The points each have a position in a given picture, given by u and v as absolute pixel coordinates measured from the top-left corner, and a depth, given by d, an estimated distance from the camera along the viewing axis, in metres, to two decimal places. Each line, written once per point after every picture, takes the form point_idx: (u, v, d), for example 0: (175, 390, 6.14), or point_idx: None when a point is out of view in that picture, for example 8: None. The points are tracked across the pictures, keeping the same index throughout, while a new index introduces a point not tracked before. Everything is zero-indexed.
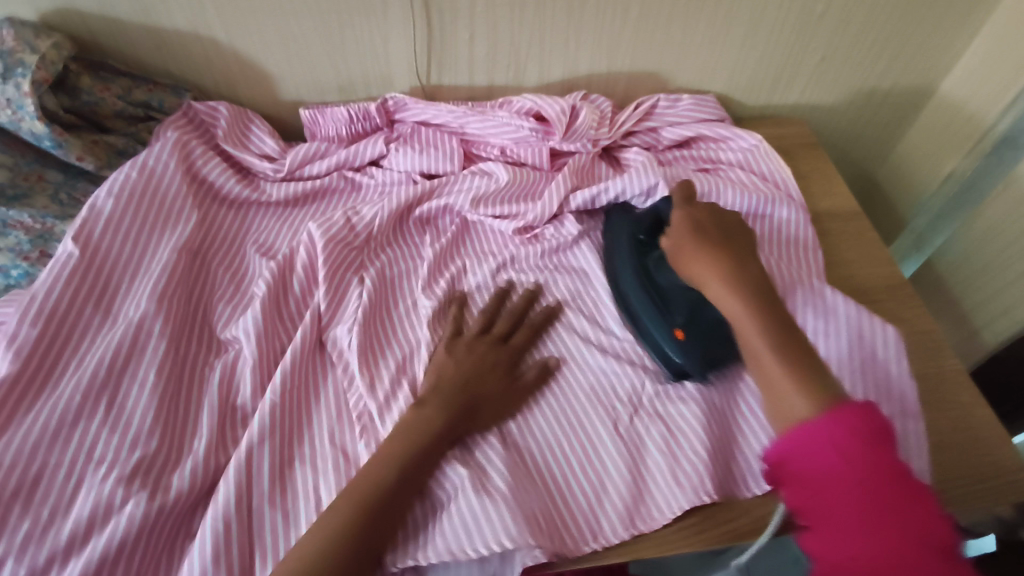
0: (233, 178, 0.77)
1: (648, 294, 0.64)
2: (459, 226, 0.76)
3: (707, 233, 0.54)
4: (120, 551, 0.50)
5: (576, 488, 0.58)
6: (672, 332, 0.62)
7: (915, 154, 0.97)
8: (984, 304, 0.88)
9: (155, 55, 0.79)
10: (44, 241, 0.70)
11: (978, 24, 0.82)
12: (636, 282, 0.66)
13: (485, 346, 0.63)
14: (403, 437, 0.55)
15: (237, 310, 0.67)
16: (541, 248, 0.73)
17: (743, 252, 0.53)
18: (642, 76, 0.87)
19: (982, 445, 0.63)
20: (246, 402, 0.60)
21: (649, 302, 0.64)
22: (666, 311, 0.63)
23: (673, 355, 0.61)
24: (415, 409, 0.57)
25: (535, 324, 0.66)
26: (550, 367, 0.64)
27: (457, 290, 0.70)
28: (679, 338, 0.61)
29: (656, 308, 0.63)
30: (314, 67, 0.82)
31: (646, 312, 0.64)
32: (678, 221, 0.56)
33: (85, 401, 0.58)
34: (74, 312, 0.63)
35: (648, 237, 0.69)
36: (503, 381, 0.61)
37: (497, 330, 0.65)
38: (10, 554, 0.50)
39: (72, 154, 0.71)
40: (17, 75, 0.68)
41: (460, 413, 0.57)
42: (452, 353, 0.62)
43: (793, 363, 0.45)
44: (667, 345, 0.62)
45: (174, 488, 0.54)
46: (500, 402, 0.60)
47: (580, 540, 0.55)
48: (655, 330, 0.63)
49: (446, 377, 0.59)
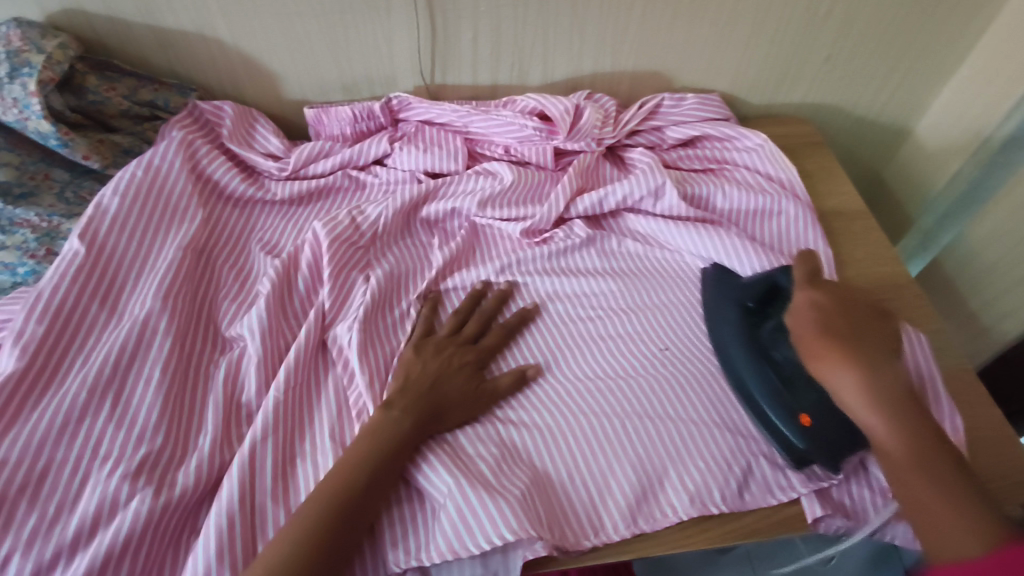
0: (238, 177, 0.77)
1: (767, 374, 0.58)
2: (468, 232, 0.76)
3: (836, 326, 0.53)
4: (126, 547, 0.51)
5: (578, 486, 0.57)
6: (797, 418, 0.56)
7: (922, 153, 0.97)
8: (991, 303, 0.87)
9: (161, 55, 0.79)
10: (51, 239, 0.70)
11: (985, 22, 0.82)
12: (750, 359, 0.59)
13: (453, 347, 0.63)
14: (366, 443, 0.54)
15: (242, 308, 0.68)
16: (546, 250, 0.73)
17: (874, 348, 0.53)
18: (647, 75, 0.87)
19: (989, 445, 0.62)
20: (251, 399, 0.61)
21: (765, 380, 0.58)
22: (791, 394, 0.57)
23: (796, 442, 0.56)
24: (381, 411, 0.57)
25: (510, 326, 0.67)
26: (527, 376, 0.64)
27: (434, 290, 0.71)
28: (805, 424, 0.56)
29: (775, 388, 0.57)
30: (318, 66, 0.82)
31: (762, 393, 0.58)
32: (802, 305, 0.56)
33: (91, 397, 0.58)
34: (80, 309, 0.63)
35: (758, 303, 0.62)
36: (476, 382, 0.61)
37: (466, 332, 0.66)
38: (16, 550, 0.50)
39: (78, 153, 0.72)
40: (23, 75, 0.68)
41: (428, 413, 0.58)
42: (421, 356, 0.62)
43: (939, 478, 0.47)
44: (788, 430, 0.56)
45: (179, 484, 0.54)
46: (465, 401, 0.60)
47: (581, 535, 0.55)
48: (773, 411, 0.57)
49: (411, 380, 0.59)
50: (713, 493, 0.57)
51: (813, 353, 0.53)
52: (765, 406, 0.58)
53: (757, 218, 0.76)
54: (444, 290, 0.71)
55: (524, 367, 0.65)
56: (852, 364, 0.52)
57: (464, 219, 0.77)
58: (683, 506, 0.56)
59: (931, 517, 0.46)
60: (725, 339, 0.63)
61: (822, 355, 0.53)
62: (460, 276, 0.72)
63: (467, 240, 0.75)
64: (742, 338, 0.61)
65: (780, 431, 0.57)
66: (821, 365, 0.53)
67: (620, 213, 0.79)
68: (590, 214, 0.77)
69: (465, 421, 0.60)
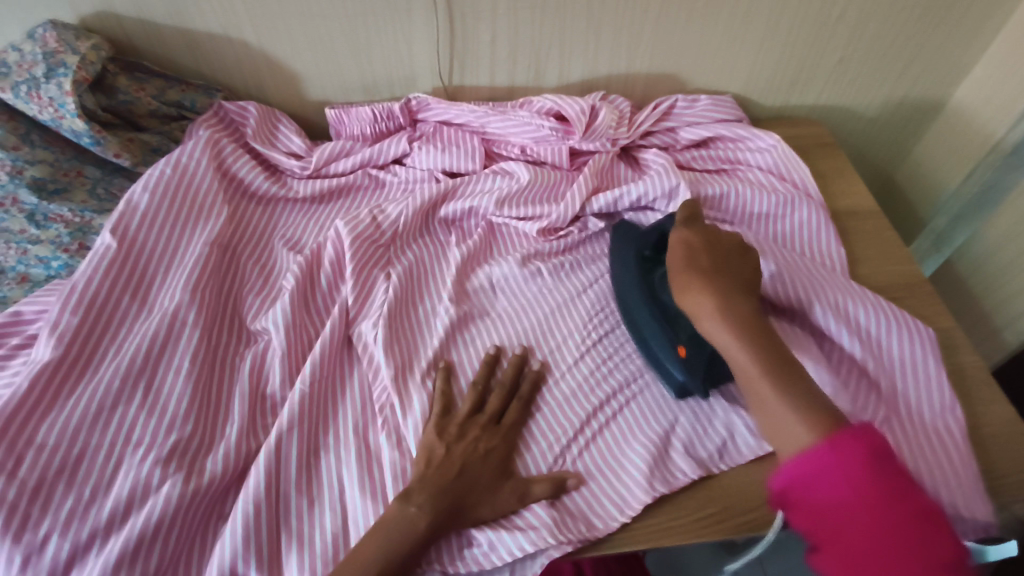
0: (261, 175, 0.79)
1: (652, 311, 0.64)
2: (485, 229, 0.77)
3: (702, 262, 0.59)
4: (157, 530, 0.52)
5: (599, 467, 0.60)
6: (676, 350, 0.62)
7: (935, 155, 0.97)
8: (1004, 303, 0.87)
9: (188, 56, 0.81)
10: (83, 234, 0.73)
11: (996, 27, 0.83)
12: (645, 300, 0.65)
13: (477, 430, 0.59)
14: (378, 534, 0.52)
15: (266, 302, 0.69)
16: (561, 244, 0.75)
17: (733, 287, 0.57)
18: (661, 77, 0.88)
19: (1007, 442, 0.63)
20: (276, 390, 0.62)
21: (651, 318, 0.64)
22: (670, 328, 0.63)
23: (675, 372, 0.62)
24: (398, 504, 0.54)
25: (526, 397, 0.63)
26: (568, 485, 0.58)
27: (444, 360, 0.65)
28: (683, 355, 0.62)
29: (659, 324, 0.64)
30: (340, 68, 0.84)
31: (649, 327, 0.64)
32: (675, 244, 0.62)
33: (124, 384, 0.60)
34: (112, 301, 0.65)
35: (653, 252, 0.69)
36: (500, 471, 0.58)
37: (490, 412, 0.61)
38: (54, 531, 0.52)
39: (109, 151, 0.74)
40: (59, 75, 0.71)
41: (449, 507, 0.54)
42: (444, 437, 0.58)
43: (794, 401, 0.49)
44: (671, 364, 0.62)
45: (208, 471, 0.56)
46: (492, 494, 0.56)
47: (608, 518, 0.57)
48: (656, 346, 0.63)
49: (436, 463, 0.56)
50: (720, 452, 0.61)
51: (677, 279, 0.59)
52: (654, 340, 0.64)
53: (769, 218, 0.77)
54: (469, 290, 0.72)
55: (564, 475, 0.59)
56: (709, 285, 0.57)
57: (480, 218, 0.78)
58: (691, 467, 0.60)
59: (772, 415, 0.49)
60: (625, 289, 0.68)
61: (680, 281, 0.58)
62: (485, 273, 0.73)
63: (484, 238, 0.77)
64: (635, 279, 0.67)
65: (666, 365, 0.63)
66: (684, 295, 0.57)
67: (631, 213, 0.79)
68: (604, 213, 0.78)
69: (495, 514, 0.56)
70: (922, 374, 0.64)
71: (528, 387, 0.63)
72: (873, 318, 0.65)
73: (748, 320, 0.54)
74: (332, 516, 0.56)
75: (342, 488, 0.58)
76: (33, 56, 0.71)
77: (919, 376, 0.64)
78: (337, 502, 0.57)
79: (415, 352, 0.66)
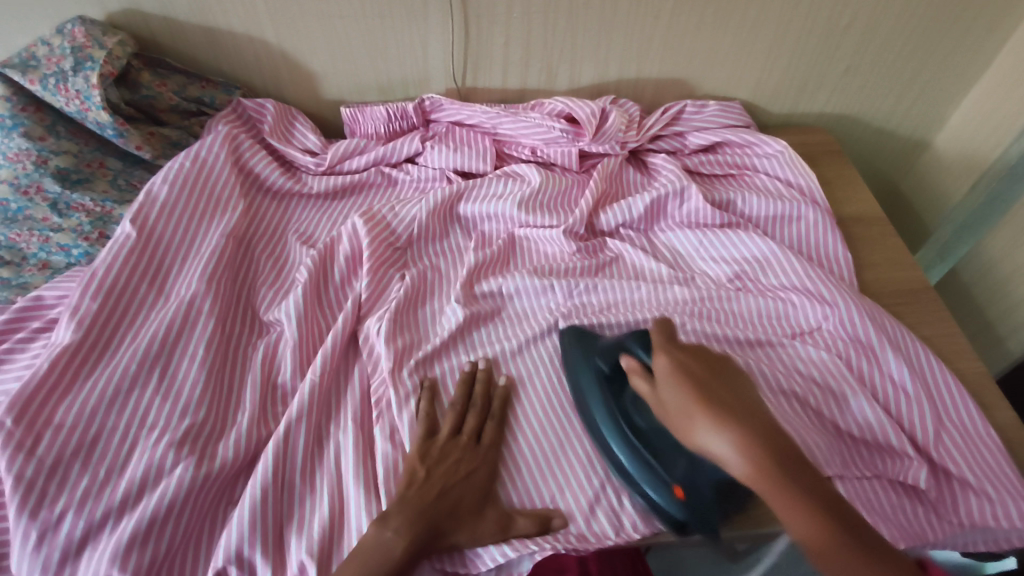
0: (277, 170, 0.81)
1: (635, 446, 0.58)
2: (505, 241, 0.76)
3: (709, 391, 0.52)
4: (169, 511, 0.53)
5: (581, 491, 0.59)
6: (672, 490, 0.55)
7: (941, 164, 0.98)
8: (1008, 312, 0.88)
9: (210, 54, 0.83)
10: (103, 224, 0.76)
11: (1001, 41, 0.84)
12: (614, 426, 0.59)
13: (461, 452, 0.59)
14: (356, 559, 0.51)
15: (279, 294, 0.71)
16: (592, 263, 0.73)
17: (750, 418, 0.50)
18: (670, 82, 0.90)
19: (1008, 445, 0.63)
20: (286, 380, 0.63)
21: (631, 449, 0.58)
22: (658, 465, 0.56)
23: (672, 513, 0.55)
24: (376, 526, 0.53)
25: (498, 415, 0.62)
26: (552, 526, 0.56)
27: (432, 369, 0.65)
28: (680, 496, 0.55)
29: (644, 459, 0.57)
30: (357, 68, 0.86)
31: (631, 463, 0.57)
32: (670, 372, 0.54)
33: (140, 368, 0.61)
34: (130, 288, 0.67)
35: (613, 368, 0.61)
36: (480, 496, 0.57)
37: (468, 432, 0.60)
38: (69, 509, 0.53)
39: (131, 143, 0.76)
40: (86, 69, 0.73)
41: (425, 531, 0.53)
42: (426, 460, 0.57)
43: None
44: (667, 504, 0.55)
45: (219, 456, 0.57)
46: (475, 520, 0.55)
47: (603, 535, 0.56)
48: (648, 487, 0.56)
49: (418, 486, 0.55)
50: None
51: (679, 421, 0.52)
52: (640, 479, 0.57)
53: (778, 222, 0.78)
54: (478, 294, 0.71)
55: (550, 513, 0.57)
56: (720, 427, 0.49)
57: (503, 226, 0.78)
58: None
59: None
60: (589, 409, 0.61)
61: (699, 427, 0.50)
62: (497, 281, 0.72)
63: (505, 249, 0.76)
64: (605, 406, 0.60)
65: (660, 506, 0.56)
66: (693, 435, 0.51)
67: (653, 228, 0.79)
68: (620, 223, 0.78)
69: (471, 527, 0.55)
70: (928, 370, 0.64)
71: (481, 390, 0.63)
72: (896, 327, 0.66)
73: (791, 465, 0.47)
74: (330, 509, 0.56)
75: (343, 479, 0.58)
76: (62, 51, 0.74)
77: (926, 375, 0.64)
78: (337, 492, 0.58)
79: (412, 348, 0.66)
